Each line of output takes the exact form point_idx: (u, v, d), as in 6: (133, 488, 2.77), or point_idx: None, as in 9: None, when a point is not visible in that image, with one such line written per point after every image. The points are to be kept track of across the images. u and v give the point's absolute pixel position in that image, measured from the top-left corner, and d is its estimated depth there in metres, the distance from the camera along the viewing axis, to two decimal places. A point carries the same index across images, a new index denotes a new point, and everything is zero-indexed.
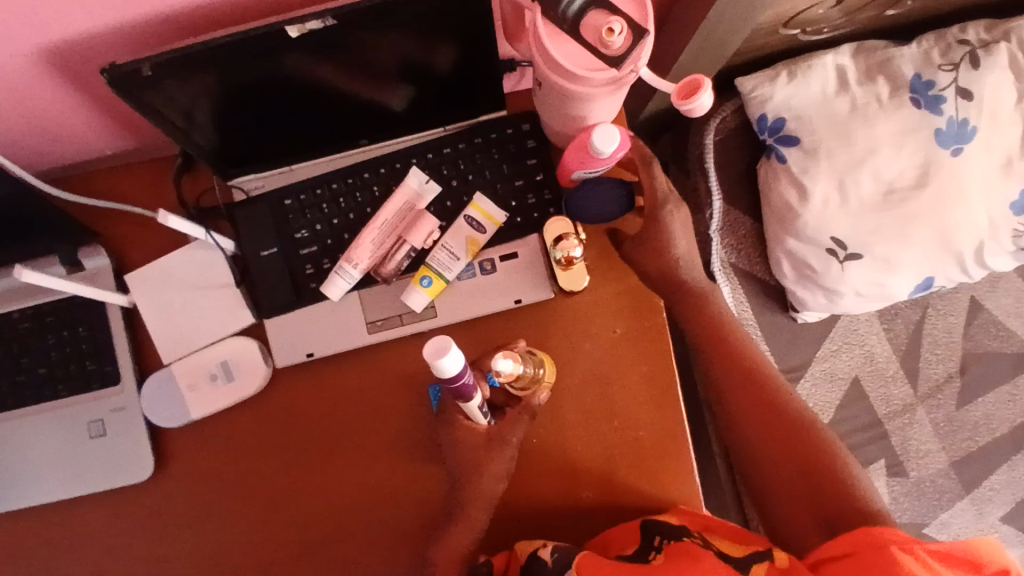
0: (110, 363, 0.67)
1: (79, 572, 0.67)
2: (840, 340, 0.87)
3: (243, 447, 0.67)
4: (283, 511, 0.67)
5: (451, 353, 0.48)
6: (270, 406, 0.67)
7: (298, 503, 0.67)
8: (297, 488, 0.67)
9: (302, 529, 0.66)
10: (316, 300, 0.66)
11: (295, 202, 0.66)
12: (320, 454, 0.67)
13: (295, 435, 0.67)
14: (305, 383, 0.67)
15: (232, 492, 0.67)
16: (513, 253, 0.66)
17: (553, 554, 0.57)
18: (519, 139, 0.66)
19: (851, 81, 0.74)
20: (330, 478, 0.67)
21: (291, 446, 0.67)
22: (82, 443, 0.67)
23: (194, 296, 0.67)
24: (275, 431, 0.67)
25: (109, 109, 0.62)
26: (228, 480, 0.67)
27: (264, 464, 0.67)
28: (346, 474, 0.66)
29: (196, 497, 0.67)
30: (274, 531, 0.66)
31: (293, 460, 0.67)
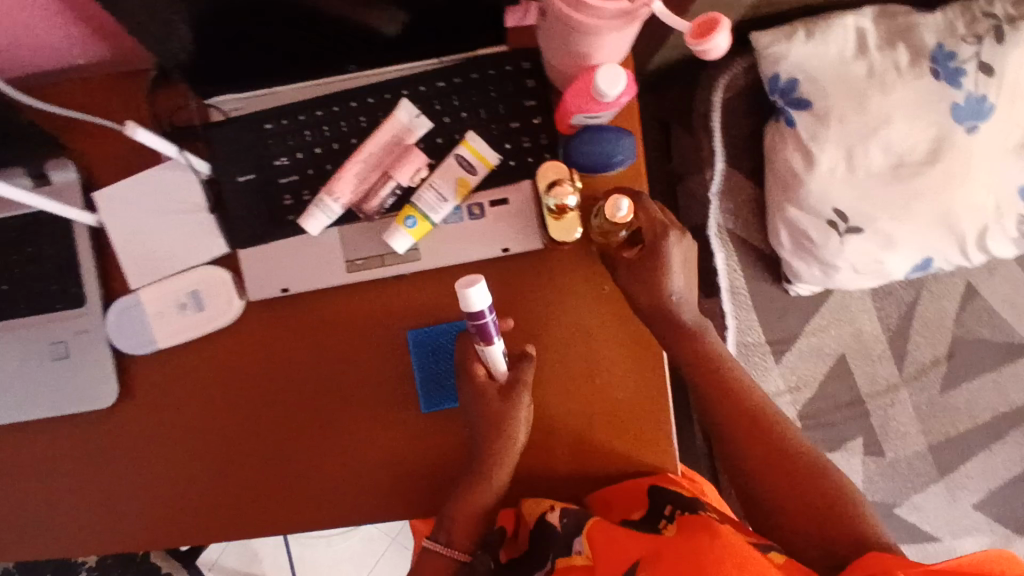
0: (74, 284, 0.64)
1: (36, 495, 0.65)
2: (830, 316, 0.85)
3: (217, 399, 0.65)
4: (252, 452, 0.65)
5: (478, 284, 0.53)
6: (246, 356, 0.65)
7: (267, 445, 0.65)
8: (265, 430, 0.65)
9: (271, 473, 0.65)
10: (293, 234, 0.63)
11: (276, 127, 0.62)
12: (290, 396, 0.65)
13: (272, 392, 0.65)
14: (282, 335, 0.64)
15: (206, 447, 0.65)
16: (503, 199, 0.63)
17: (562, 519, 0.60)
18: (518, 78, 0.62)
19: (870, 46, 0.70)
20: (300, 421, 0.64)
21: (260, 386, 0.65)
22: (42, 364, 0.64)
23: (164, 220, 0.63)
24: (254, 387, 0.65)
25: (81, 11, 0.57)
26: (201, 435, 0.65)
27: (240, 420, 0.65)
28: (318, 418, 0.64)
29: (159, 429, 0.65)
30: (243, 474, 0.65)
31: (269, 419, 0.65)
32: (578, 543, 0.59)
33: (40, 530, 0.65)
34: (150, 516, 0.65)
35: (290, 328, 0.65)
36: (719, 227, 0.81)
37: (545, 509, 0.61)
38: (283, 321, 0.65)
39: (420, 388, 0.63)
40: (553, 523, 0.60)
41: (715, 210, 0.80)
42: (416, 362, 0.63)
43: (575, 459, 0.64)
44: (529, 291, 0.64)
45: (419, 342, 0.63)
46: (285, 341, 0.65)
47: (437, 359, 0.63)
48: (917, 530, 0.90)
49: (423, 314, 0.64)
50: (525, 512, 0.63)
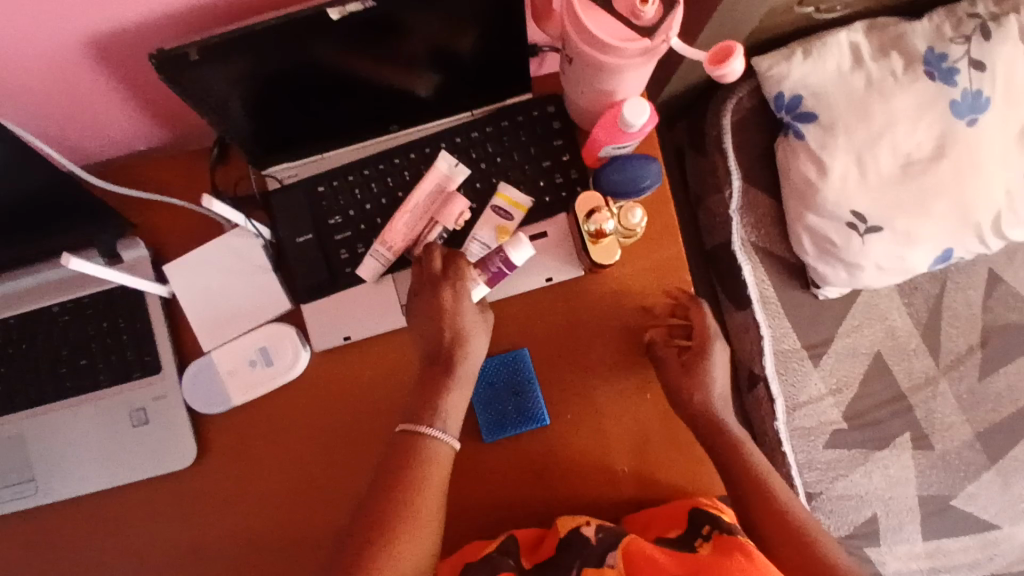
0: (150, 353, 0.68)
1: (123, 558, 0.68)
2: (861, 316, 0.88)
3: (298, 446, 0.68)
4: (298, 494, 0.67)
5: (524, 249, 0.62)
6: (308, 408, 0.68)
7: (315, 487, 0.67)
8: (316, 472, 0.68)
9: (316, 512, 0.67)
10: (351, 284, 0.67)
11: (328, 188, 0.67)
12: (339, 438, 0.68)
13: (349, 440, 0.68)
14: (339, 386, 0.68)
15: (283, 489, 0.68)
16: (542, 232, 0.68)
17: (597, 533, 0.60)
18: (545, 121, 0.68)
19: (866, 57, 0.75)
20: (347, 460, 0.67)
21: (317, 433, 0.68)
22: (124, 431, 0.68)
23: (230, 284, 0.68)
24: (318, 438, 0.68)
25: (147, 101, 0.63)
26: (279, 479, 0.68)
27: (317, 465, 0.68)
28: (364, 457, 0.67)
29: (235, 483, 0.68)
30: (288, 513, 0.67)
31: (345, 465, 0.67)
32: (610, 557, 0.57)
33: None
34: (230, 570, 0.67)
35: (366, 376, 0.68)
36: (743, 241, 0.85)
37: (579, 523, 0.61)
38: (354, 373, 0.68)
39: (482, 419, 0.66)
40: (589, 536, 0.60)
41: (737, 224, 0.84)
42: (475, 395, 0.66)
43: (635, 476, 0.66)
44: (576, 318, 0.68)
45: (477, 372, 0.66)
46: (363, 389, 0.68)
47: (497, 390, 0.66)
48: (973, 519, 0.91)
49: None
50: (557, 525, 0.62)
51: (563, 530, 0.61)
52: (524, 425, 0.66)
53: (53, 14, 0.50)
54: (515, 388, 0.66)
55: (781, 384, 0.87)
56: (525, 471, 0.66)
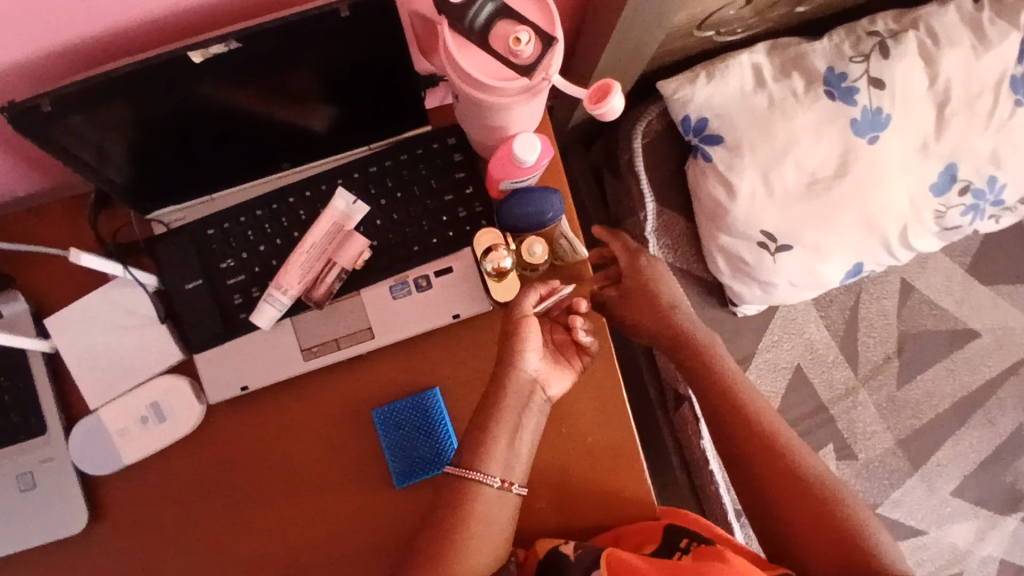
0: (34, 414, 0.64)
1: None
2: (780, 331, 0.88)
3: (209, 500, 0.65)
4: (231, 541, 0.64)
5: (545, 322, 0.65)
6: (217, 456, 0.65)
7: (252, 528, 0.64)
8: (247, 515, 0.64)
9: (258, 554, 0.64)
10: (249, 331, 0.64)
11: (218, 231, 0.64)
12: (260, 485, 0.65)
13: (267, 485, 0.65)
14: (246, 432, 0.65)
15: (204, 542, 0.64)
16: (447, 268, 0.66)
17: (576, 549, 0.59)
18: (446, 154, 0.66)
19: (767, 79, 0.75)
20: (274, 503, 0.65)
21: (233, 478, 0.65)
22: (8, 499, 0.63)
23: (117, 337, 0.64)
24: (241, 484, 0.65)
25: (14, 148, 0.59)
26: (201, 532, 0.64)
27: (236, 517, 0.64)
28: (294, 493, 0.65)
29: (135, 547, 0.64)
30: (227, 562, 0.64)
31: (266, 513, 0.65)
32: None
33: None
34: None
35: (278, 416, 0.65)
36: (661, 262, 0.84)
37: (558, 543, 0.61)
38: (260, 416, 0.65)
39: (391, 464, 0.64)
40: (567, 553, 0.59)
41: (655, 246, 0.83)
42: (384, 439, 0.64)
43: (557, 507, 0.65)
44: (485, 353, 0.66)
45: (385, 416, 0.64)
46: (277, 428, 0.65)
47: (406, 433, 0.64)
48: (902, 525, 0.92)
49: (386, 389, 0.66)
50: (538, 546, 0.61)
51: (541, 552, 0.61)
52: (434, 469, 0.64)
53: None
54: (424, 431, 0.64)
55: None
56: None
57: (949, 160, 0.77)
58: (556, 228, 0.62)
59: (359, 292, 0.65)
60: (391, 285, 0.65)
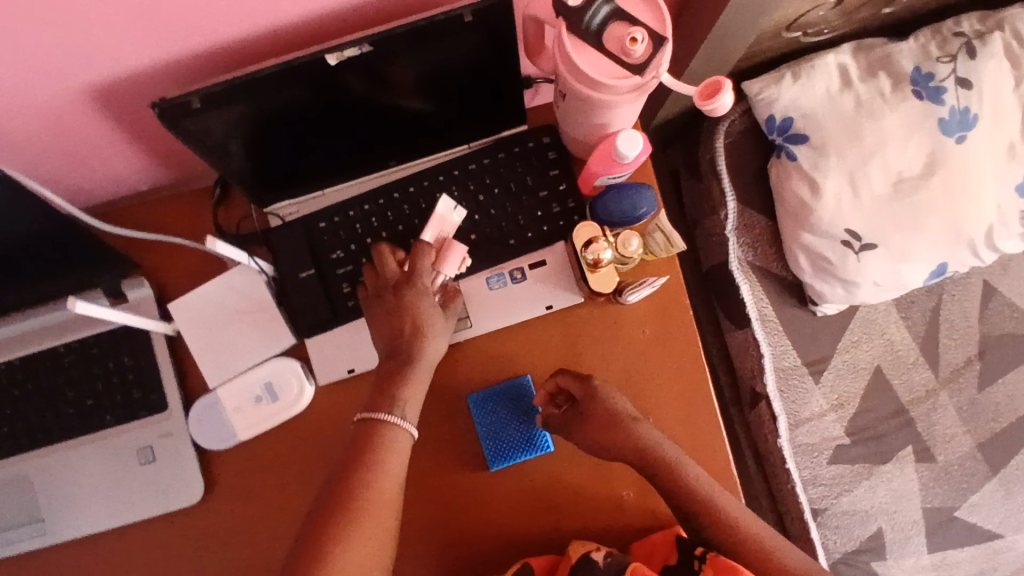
0: (156, 391, 0.69)
1: None
2: (859, 331, 0.88)
3: (287, 485, 0.69)
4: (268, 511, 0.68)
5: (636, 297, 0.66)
6: (299, 437, 0.69)
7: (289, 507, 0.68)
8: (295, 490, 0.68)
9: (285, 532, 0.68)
10: (355, 318, 0.68)
11: (329, 224, 0.68)
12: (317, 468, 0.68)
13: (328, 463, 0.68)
14: (336, 420, 0.69)
15: (250, 510, 0.69)
16: (541, 261, 0.69)
17: (607, 557, 0.61)
18: (541, 152, 0.69)
19: (854, 79, 0.76)
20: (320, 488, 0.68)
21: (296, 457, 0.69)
22: (130, 469, 0.68)
23: (234, 320, 0.68)
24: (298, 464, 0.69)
25: (148, 144, 0.64)
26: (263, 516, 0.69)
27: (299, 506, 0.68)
28: None
29: (241, 517, 0.69)
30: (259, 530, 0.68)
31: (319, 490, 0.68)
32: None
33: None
34: None
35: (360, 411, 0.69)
36: (740, 261, 0.85)
37: (588, 549, 0.62)
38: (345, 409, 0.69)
39: (485, 447, 0.67)
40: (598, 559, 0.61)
41: (734, 245, 0.85)
42: (480, 424, 0.67)
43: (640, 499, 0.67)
44: (575, 348, 0.68)
45: (481, 403, 0.67)
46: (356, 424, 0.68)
47: (501, 418, 0.67)
48: (979, 530, 0.90)
49: (481, 377, 0.69)
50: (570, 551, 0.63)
51: (573, 556, 0.62)
52: (526, 454, 0.66)
53: (49, 66, 0.51)
54: (521, 416, 0.67)
55: (782, 402, 0.88)
56: (533, 497, 0.67)
57: None
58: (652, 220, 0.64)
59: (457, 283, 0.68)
60: (488, 277, 0.69)
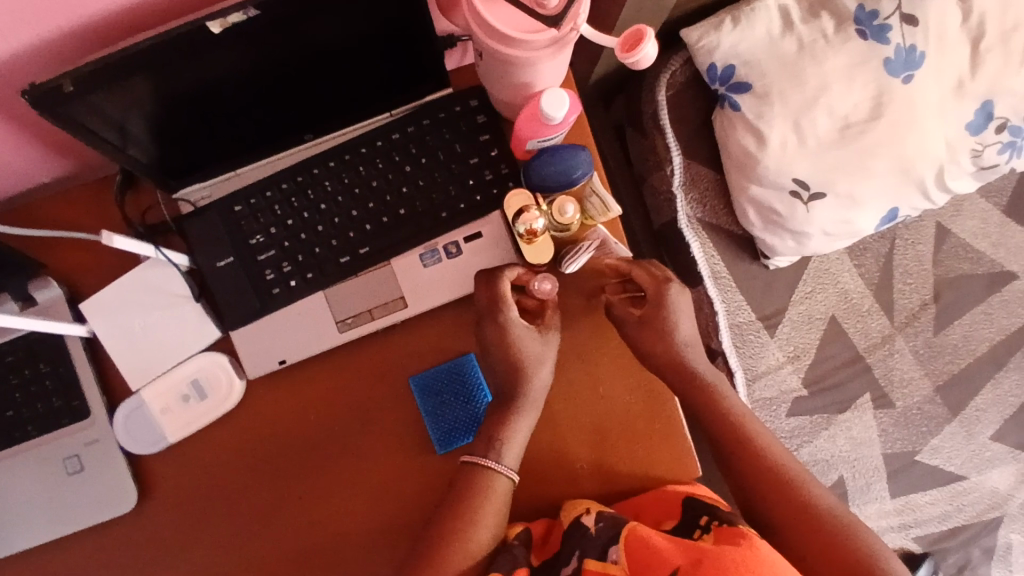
0: (77, 398, 0.65)
1: None
2: (813, 282, 0.87)
3: (240, 491, 0.65)
4: (241, 492, 0.65)
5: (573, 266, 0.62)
6: (263, 425, 0.66)
7: (266, 487, 0.65)
8: (268, 473, 0.65)
9: (265, 511, 0.65)
10: (285, 306, 0.64)
11: (245, 207, 0.64)
12: (292, 448, 0.66)
13: (305, 441, 0.66)
14: (296, 403, 0.66)
15: (219, 497, 0.65)
16: (476, 232, 0.65)
17: (597, 521, 0.58)
18: (468, 116, 0.65)
19: (795, 21, 0.73)
20: (300, 466, 0.65)
21: (262, 439, 0.66)
22: (59, 481, 0.65)
23: (154, 317, 0.64)
24: (267, 445, 0.65)
25: (38, 135, 0.59)
26: (218, 525, 0.65)
27: (264, 511, 0.65)
28: (327, 459, 0.65)
29: (186, 520, 0.65)
30: (236, 512, 0.65)
31: (295, 469, 0.65)
32: (612, 552, 0.56)
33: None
34: None
35: (318, 402, 0.66)
36: (689, 218, 0.83)
37: (579, 512, 0.61)
38: (295, 395, 0.66)
39: (431, 432, 0.64)
40: (589, 526, 0.59)
41: (682, 202, 0.82)
42: (424, 408, 0.64)
43: (598, 466, 0.65)
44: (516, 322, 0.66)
45: (421, 385, 0.64)
46: (322, 411, 0.66)
47: (444, 399, 0.65)
48: (940, 472, 0.90)
49: (420, 354, 0.66)
50: (563, 517, 0.62)
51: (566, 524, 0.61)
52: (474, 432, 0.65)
53: None
54: (464, 396, 0.65)
55: (739, 357, 0.86)
56: None
57: (985, 98, 0.74)
58: (588, 184, 0.60)
59: (389, 262, 0.65)
60: (421, 253, 0.65)
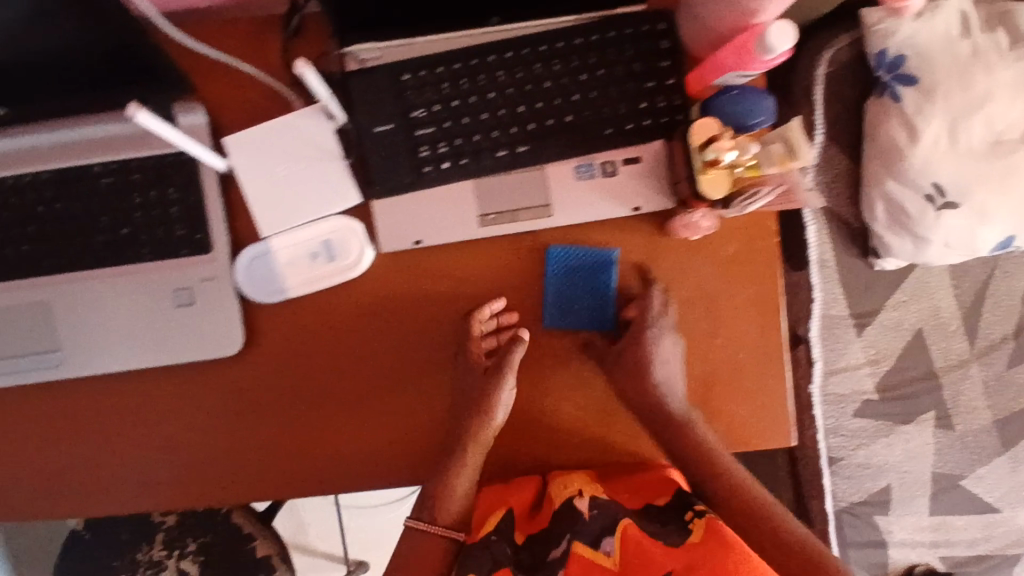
0: (200, 230, 0.63)
1: (143, 440, 0.65)
2: (910, 292, 0.87)
3: (309, 336, 0.65)
4: (312, 335, 0.65)
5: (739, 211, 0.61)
6: (362, 287, 0.65)
7: (335, 338, 0.65)
8: (345, 326, 0.65)
9: (320, 367, 0.65)
10: (432, 186, 0.63)
11: (413, 78, 0.62)
12: (378, 316, 0.65)
13: (393, 314, 0.65)
14: (406, 280, 0.65)
15: (291, 332, 0.65)
16: (636, 157, 0.64)
17: (591, 508, 0.61)
18: (655, 38, 0.64)
19: (974, 28, 0.74)
20: (375, 334, 0.65)
21: (356, 295, 0.65)
22: (164, 311, 0.64)
23: (298, 167, 0.64)
24: (355, 302, 0.65)
25: None
26: (241, 401, 0.65)
27: (291, 404, 0.65)
28: (401, 339, 0.65)
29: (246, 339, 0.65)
30: (297, 353, 0.65)
31: (368, 335, 0.65)
32: (607, 543, 0.60)
33: (87, 486, 0.65)
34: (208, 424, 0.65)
35: (422, 283, 0.65)
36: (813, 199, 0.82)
37: (574, 492, 0.62)
38: (387, 291, 0.65)
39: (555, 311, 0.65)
40: (583, 510, 0.61)
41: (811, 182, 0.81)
42: (550, 281, 0.65)
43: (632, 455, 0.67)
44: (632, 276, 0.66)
45: (561, 254, 0.64)
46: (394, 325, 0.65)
47: (574, 279, 0.65)
48: (980, 501, 0.92)
49: (540, 274, 0.65)
50: (553, 493, 0.63)
51: (556, 501, 0.62)
52: (589, 354, 0.65)
53: None
54: (593, 283, 0.65)
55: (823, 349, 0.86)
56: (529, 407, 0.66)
57: None
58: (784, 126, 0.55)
59: (543, 166, 0.64)
60: (576, 165, 0.64)
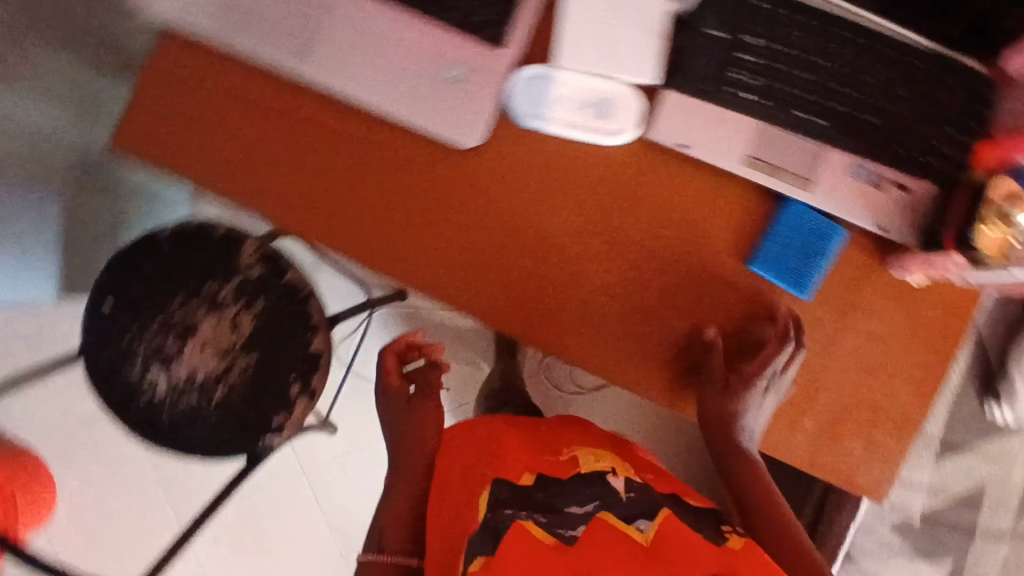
0: (504, 27, 0.65)
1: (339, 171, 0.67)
2: (997, 449, 0.95)
3: (520, 163, 0.66)
4: (524, 163, 0.66)
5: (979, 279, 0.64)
6: (591, 154, 0.66)
7: (540, 177, 0.66)
8: (554, 173, 0.67)
9: (505, 193, 0.66)
10: (723, 107, 0.64)
11: (763, 6, 0.64)
12: (587, 183, 0.67)
13: (597, 190, 0.67)
14: (630, 173, 0.67)
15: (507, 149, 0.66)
16: (907, 185, 0.65)
17: (629, 490, 0.65)
18: (981, 96, 0.65)
19: None
20: (573, 196, 0.67)
21: (583, 157, 0.66)
22: (430, 76, 0.64)
23: (620, 22, 0.65)
24: (576, 160, 0.66)
25: None
26: (395, 165, 0.66)
27: (441, 198, 0.66)
28: (589, 214, 0.67)
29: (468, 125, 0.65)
30: (496, 170, 0.66)
31: (567, 193, 0.67)
32: (642, 522, 0.61)
33: (237, 139, 0.67)
34: (375, 163, 0.67)
35: (639, 183, 0.67)
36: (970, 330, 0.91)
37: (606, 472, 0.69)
38: (604, 170, 0.67)
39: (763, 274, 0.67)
40: (619, 490, 0.66)
41: None
42: (767, 248, 0.66)
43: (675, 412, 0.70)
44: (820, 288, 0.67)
45: (792, 219, 0.66)
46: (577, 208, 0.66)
47: (791, 245, 0.66)
48: None
49: (757, 237, 0.67)
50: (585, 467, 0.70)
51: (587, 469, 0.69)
52: (761, 327, 0.67)
53: None
54: (812, 251, 0.66)
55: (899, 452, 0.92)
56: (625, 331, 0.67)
57: None
58: None
59: (825, 146, 0.65)
60: (853, 162, 0.65)
